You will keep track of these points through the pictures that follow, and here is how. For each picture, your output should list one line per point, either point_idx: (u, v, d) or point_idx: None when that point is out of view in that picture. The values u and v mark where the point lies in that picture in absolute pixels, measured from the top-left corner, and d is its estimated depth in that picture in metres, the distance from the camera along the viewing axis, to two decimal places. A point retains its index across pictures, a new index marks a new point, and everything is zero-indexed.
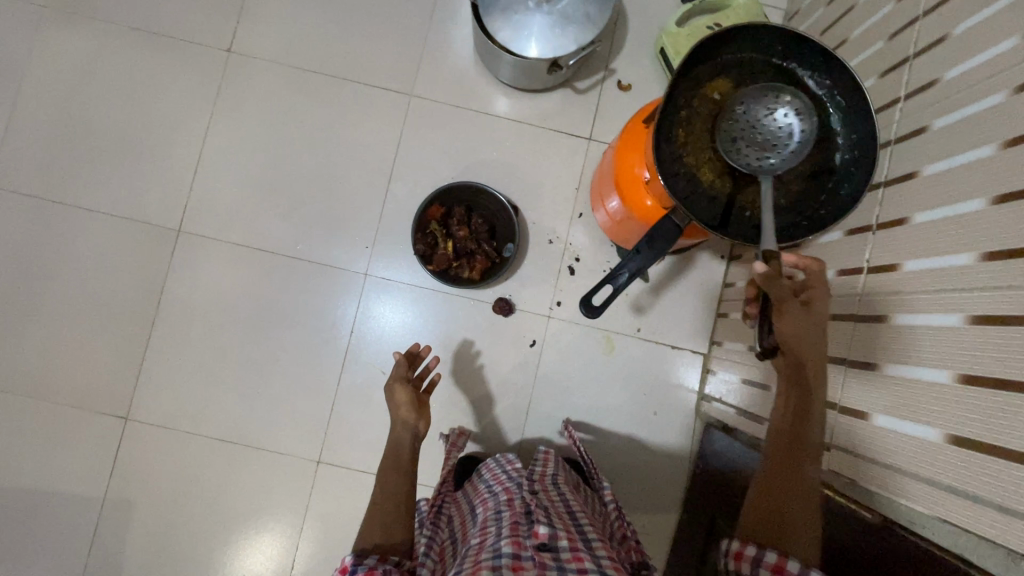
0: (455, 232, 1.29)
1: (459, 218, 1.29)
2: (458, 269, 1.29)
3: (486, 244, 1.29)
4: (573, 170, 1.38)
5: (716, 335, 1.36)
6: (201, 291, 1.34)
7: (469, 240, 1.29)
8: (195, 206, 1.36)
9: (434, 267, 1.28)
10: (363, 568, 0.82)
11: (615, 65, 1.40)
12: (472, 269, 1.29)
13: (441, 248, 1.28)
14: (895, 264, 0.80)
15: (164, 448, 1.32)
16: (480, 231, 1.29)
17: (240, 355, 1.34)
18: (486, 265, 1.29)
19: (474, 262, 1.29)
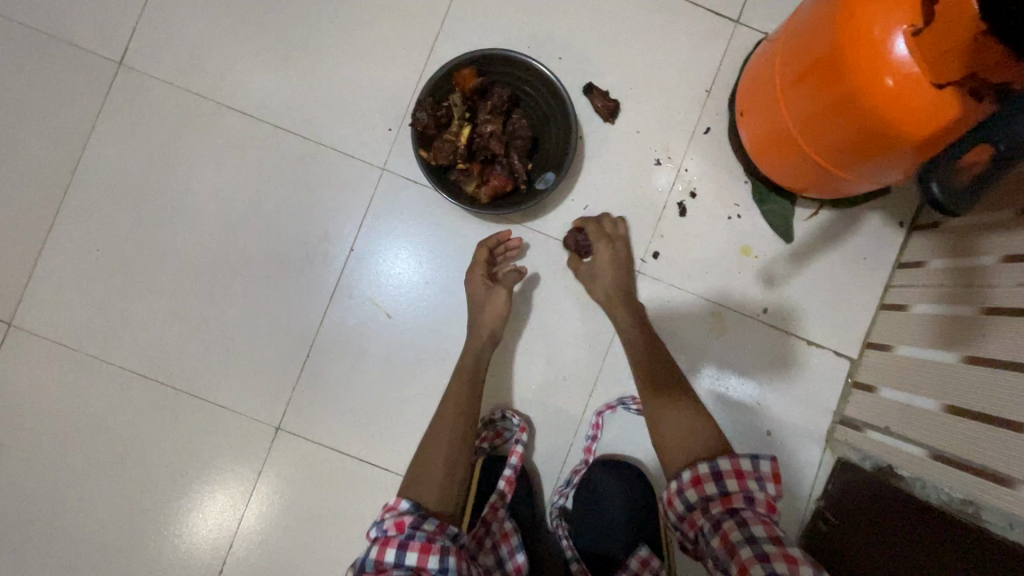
0: (481, 121, 0.82)
1: (495, 104, 0.82)
2: (462, 175, 0.82)
3: (514, 157, 0.82)
4: (706, 61, 0.93)
5: (877, 334, 0.93)
6: (141, 158, 0.92)
7: (495, 142, 0.81)
8: (145, 33, 0.93)
9: (429, 156, 0.81)
10: (420, 537, 0.66)
11: None
12: (482, 186, 0.82)
13: (449, 136, 0.81)
14: None
15: (61, 380, 0.91)
16: (518, 139, 0.82)
17: (185, 260, 0.92)
18: (502, 189, 0.81)
19: (490, 177, 0.82)
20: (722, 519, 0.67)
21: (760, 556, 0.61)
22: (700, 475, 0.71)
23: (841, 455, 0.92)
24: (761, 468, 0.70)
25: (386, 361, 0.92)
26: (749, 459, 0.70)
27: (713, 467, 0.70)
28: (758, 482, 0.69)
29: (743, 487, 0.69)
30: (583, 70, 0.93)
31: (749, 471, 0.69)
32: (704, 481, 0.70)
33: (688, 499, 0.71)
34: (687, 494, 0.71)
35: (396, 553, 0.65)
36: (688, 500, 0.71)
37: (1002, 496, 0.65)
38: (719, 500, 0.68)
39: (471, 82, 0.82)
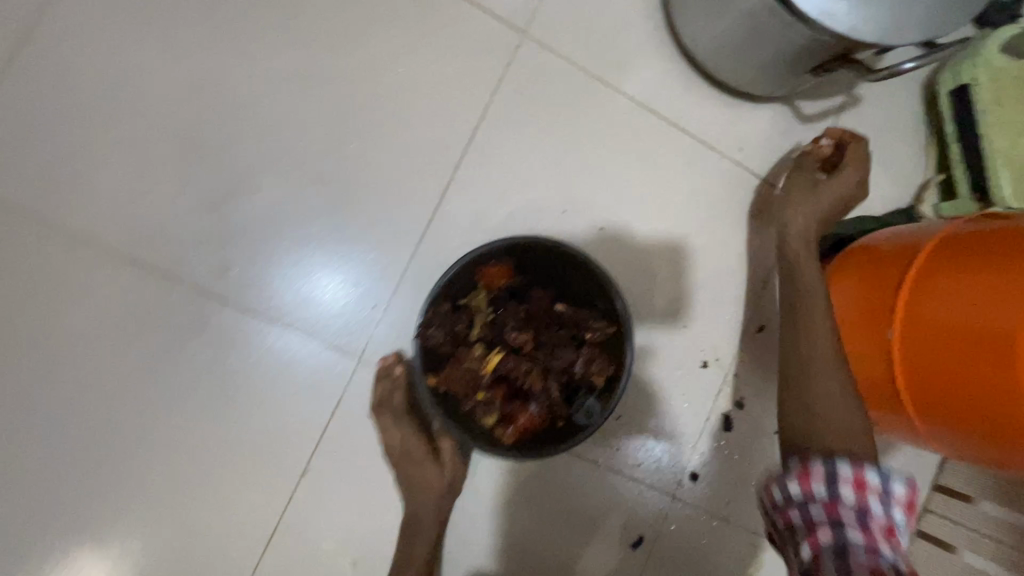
0: (509, 331, 0.61)
1: (530, 309, 0.62)
2: (479, 406, 0.60)
3: (553, 386, 0.61)
4: (764, 246, 0.79)
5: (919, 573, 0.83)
6: (15, 324, 0.64)
7: (528, 362, 0.61)
8: (39, 142, 0.65)
9: (436, 383, 0.59)
10: None
11: (861, 93, 0.83)
12: (505, 422, 0.61)
13: (468, 352, 0.60)
14: None
15: None
16: (557, 355, 0.61)
17: (64, 471, 0.64)
18: (531, 427, 0.61)
19: (517, 411, 0.61)
20: (816, 523, 0.46)
21: None
22: (809, 473, 0.49)
23: None
24: (895, 493, 0.47)
25: None
26: (879, 474, 0.48)
27: (831, 471, 0.49)
28: (887, 506, 0.46)
29: (859, 510, 0.46)
30: (624, 244, 0.75)
31: (875, 487, 0.47)
32: (811, 480, 0.48)
33: (785, 492, 0.49)
34: (785, 484, 0.49)
35: None
36: (786, 492, 0.49)
37: None
38: (823, 504, 0.47)
39: (500, 278, 0.61)
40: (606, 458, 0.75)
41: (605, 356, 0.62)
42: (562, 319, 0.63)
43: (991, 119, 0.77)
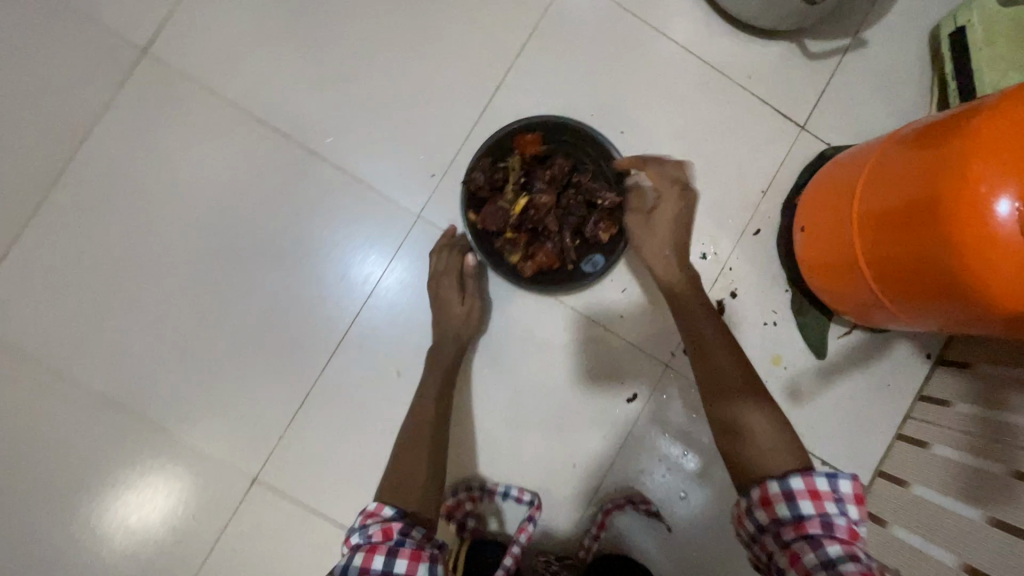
0: (537, 188, 0.76)
1: (555, 173, 0.76)
2: (506, 244, 0.77)
3: (566, 235, 0.77)
4: (764, 163, 0.92)
5: (894, 467, 0.91)
6: (163, 164, 0.85)
7: (550, 214, 0.76)
8: (190, 24, 0.84)
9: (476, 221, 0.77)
10: (409, 544, 0.60)
11: (868, 37, 0.94)
12: (526, 260, 0.77)
13: (502, 200, 0.76)
14: None
15: (30, 387, 0.83)
16: (573, 214, 0.77)
17: (189, 279, 0.85)
18: (546, 266, 0.77)
19: (536, 253, 0.77)
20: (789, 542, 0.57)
21: None
22: (768, 496, 0.59)
23: None
24: (842, 487, 0.58)
25: (389, 420, 0.85)
26: (827, 477, 0.58)
27: (784, 488, 0.59)
28: (840, 506, 0.57)
29: (819, 510, 0.57)
30: (640, 149, 0.90)
31: (827, 493, 0.57)
32: (773, 504, 0.59)
33: (758, 521, 0.60)
34: (756, 515, 0.60)
35: (383, 560, 0.58)
36: (758, 521, 0.60)
37: None
38: (791, 525, 0.57)
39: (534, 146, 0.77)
40: (612, 324, 0.89)
41: (611, 220, 0.78)
42: (579, 186, 0.78)
43: (991, 53, 0.84)
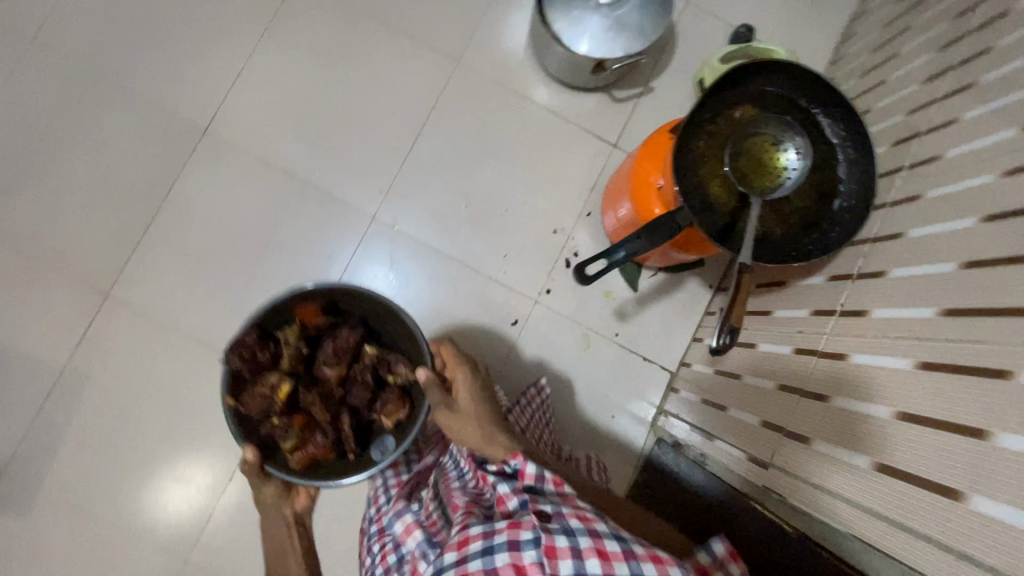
0: (319, 365, 0.95)
1: (337, 347, 0.94)
2: (278, 425, 0.91)
3: (345, 421, 0.93)
4: (591, 170, 1.45)
5: (688, 357, 1.41)
6: (213, 195, 1.36)
7: (325, 392, 0.95)
8: (227, 112, 1.38)
9: (239, 405, 0.89)
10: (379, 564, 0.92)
11: (654, 84, 1.46)
12: (296, 450, 0.90)
13: (279, 371, 0.94)
14: (844, 352, 0.86)
15: (137, 337, 1.32)
16: (355, 392, 0.95)
17: (232, 265, 1.36)
18: (320, 456, 0.90)
19: (308, 443, 0.90)
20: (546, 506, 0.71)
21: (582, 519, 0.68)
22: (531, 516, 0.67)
23: (655, 434, 1.39)
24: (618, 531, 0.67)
25: None
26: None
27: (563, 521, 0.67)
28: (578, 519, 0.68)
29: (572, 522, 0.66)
30: (511, 168, 1.44)
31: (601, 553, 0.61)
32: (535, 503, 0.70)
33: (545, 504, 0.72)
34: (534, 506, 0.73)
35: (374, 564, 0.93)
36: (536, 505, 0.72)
37: (713, 446, 1.13)
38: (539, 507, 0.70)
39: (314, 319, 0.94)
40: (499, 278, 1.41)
41: (397, 389, 0.94)
42: (363, 356, 0.96)
43: None
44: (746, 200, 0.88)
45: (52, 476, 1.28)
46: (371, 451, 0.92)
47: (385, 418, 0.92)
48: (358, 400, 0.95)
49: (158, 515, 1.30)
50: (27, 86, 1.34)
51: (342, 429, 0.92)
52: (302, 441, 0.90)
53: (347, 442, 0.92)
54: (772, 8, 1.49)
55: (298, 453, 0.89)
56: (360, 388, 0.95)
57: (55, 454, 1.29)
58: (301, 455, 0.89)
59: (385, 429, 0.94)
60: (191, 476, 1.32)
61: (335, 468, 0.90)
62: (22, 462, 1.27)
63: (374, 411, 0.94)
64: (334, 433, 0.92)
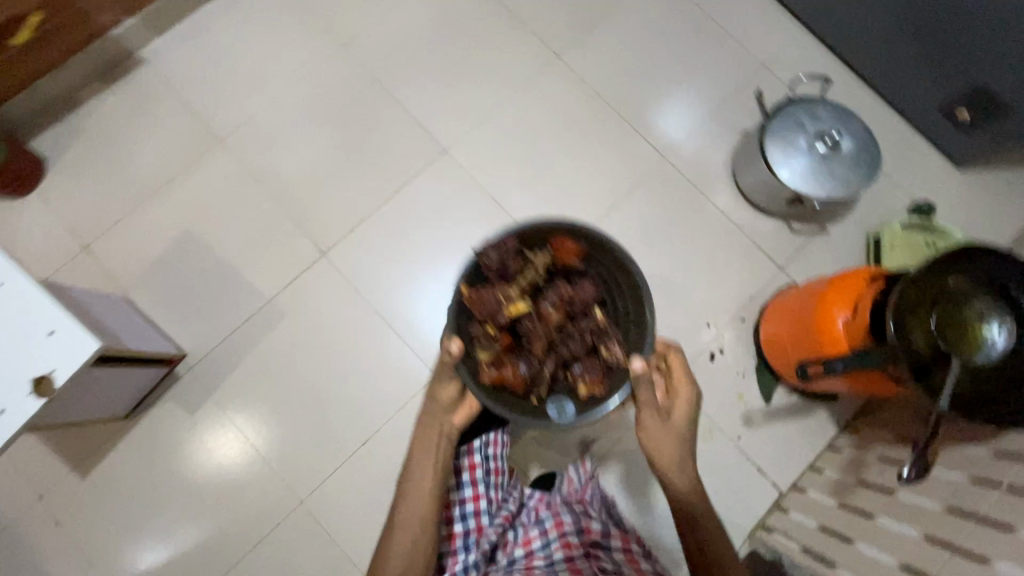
0: (546, 300, 0.99)
1: (571, 293, 0.98)
2: (488, 334, 0.98)
3: (547, 363, 0.98)
4: (754, 282, 1.58)
5: (801, 481, 1.45)
6: (433, 201, 1.59)
7: (539, 326, 0.98)
8: (468, 140, 1.63)
9: (470, 297, 0.97)
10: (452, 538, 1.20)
11: (830, 227, 1.61)
12: (491, 365, 0.97)
13: (513, 283, 0.99)
14: (1011, 524, 0.91)
15: (334, 295, 1.52)
16: (566, 342, 0.99)
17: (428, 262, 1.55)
18: (509, 383, 0.96)
19: (504, 366, 0.97)
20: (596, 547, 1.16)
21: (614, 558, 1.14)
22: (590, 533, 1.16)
23: (752, 544, 1.42)
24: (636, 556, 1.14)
25: None
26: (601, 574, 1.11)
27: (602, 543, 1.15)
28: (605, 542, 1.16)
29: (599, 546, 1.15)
30: (684, 258, 1.59)
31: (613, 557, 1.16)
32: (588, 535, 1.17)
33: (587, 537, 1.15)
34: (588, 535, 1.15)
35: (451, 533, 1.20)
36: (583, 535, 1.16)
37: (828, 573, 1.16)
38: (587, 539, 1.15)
39: (567, 256, 0.98)
40: None
41: (603, 362, 0.98)
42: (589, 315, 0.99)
43: (889, 253, 1.53)
44: (942, 357, 0.97)
45: (225, 386, 1.46)
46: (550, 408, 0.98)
47: (580, 384, 0.97)
48: (563, 354, 0.99)
49: (293, 452, 1.44)
50: (326, 74, 1.64)
51: (538, 372, 0.98)
52: (503, 365, 0.97)
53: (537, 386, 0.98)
54: (954, 194, 1.64)
55: (496, 370, 0.96)
56: (571, 343, 0.98)
57: (234, 368, 1.47)
58: (497, 374, 0.96)
59: (570, 393, 0.99)
60: (332, 428, 1.46)
61: (517, 406, 0.97)
62: (207, 365, 1.46)
63: (570, 371, 0.99)
64: (533, 371, 0.98)
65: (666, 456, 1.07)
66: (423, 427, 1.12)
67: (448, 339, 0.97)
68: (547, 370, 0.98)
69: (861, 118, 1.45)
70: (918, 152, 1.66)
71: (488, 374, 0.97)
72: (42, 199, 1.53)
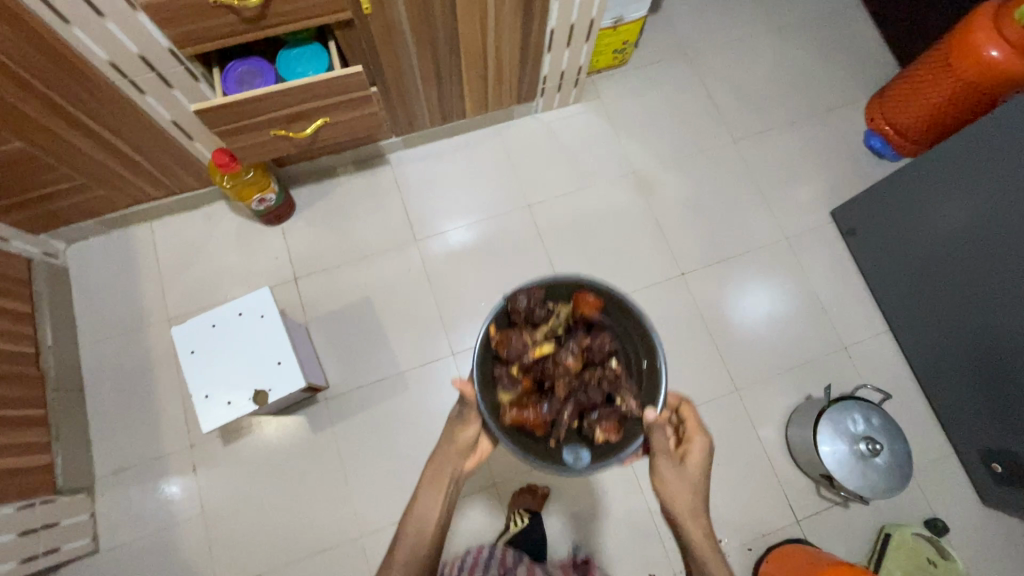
0: (567, 351, 1.23)
1: (586, 346, 1.23)
2: (512, 377, 1.21)
3: (562, 408, 1.20)
4: (770, 523, 1.86)
5: None
6: None
7: (560, 374, 1.21)
8: None
9: (499, 340, 1.23)
10: None
11: (850, 505, 1.87)
12: (513, 408, 1.19)
13: (537, 330, 1.25)
14: None
15: (447, 389, 1.94)
16: (583, 392, 1.21)
17: None
18: (529, 424, 1.18)
19: (525, 410, 1.18)
20: None
21: None
22: None
23: None
24: None
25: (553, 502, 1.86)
26: None
27: None
28: None
29: None
30: (721, 476, 1.90)
31: None
32: None
33: None
34: None
35: None
36: None
37: None
38: None
39: (588, 307, 1.23)
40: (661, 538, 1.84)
41: (616, 415, 1.19)
42: (603, 370, 1.23)
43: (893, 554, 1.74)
44: None
45: (345, 421, 1.90)
46: (566, 454, 1.18)
47: (596, 433, 1.17)
48: (580, 397, 1.21)
49: (369, 494, 1.84)
50: (507, 224, 2.14)
51: (555, 414, 1.19)
52: (528, 404, 1.19)
53: (553, 428, 1.19)
54: (968, 525, 1.86)
55: (518, 407, 1.18)
56: (584, 390, 1.21)
57: (356, 411, 1.91)
58: (521, 409, 1.18)
59: (584, 442, 1.20)
60: (404, 489, 1.84)
61: (534, 445, 1.19)
62: (339, 400, 1.91)
63: (584, 417, 1.21)
64: (552, 411, 1.19)
65: (678, 499, 1.28)
66: (440, 460, 1.31)
67: (476, 375, 1.22)
68: (564, 414, 1.20)
69: (905, 439, 1.74)
70: (950, 475, 1.91)
71: (514, 411, 1.18)
72: (281, 235, 2.08)
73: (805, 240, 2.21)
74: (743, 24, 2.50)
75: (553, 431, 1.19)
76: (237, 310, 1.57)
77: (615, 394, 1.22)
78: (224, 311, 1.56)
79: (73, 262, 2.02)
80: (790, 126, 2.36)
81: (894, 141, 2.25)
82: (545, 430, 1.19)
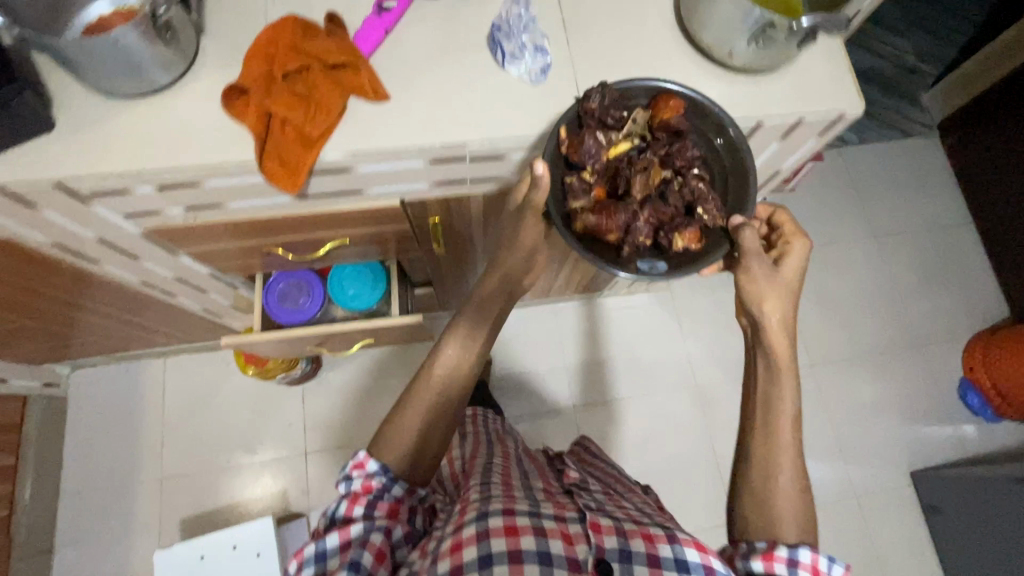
0: (644, 155, 0.87)
1: (667, 149, 0.87)
2: (582, 183, 0.85)
3: (644, 226, 0.86)
4: None
5: None
6: None
7: (639, 179, 0.86)
8: None
9: (565, 142, 0.84)
10: (377, 502, 0.82)
11: None
12: (584, 215, 0.85)
13: (611, 132, 0.87)
14: None
15: None
16: (665, 201, 0.88)
17: None
18: (605, 237, 0.85)
19: (602, 219, 0.84)
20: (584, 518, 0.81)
21: (612, 533, 0.76)
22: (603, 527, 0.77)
23: None
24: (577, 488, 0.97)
25: None
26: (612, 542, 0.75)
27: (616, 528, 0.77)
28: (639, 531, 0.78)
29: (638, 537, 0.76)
30: None
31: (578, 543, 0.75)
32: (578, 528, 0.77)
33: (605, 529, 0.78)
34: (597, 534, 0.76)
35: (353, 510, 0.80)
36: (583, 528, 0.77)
37: None
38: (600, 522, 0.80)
39: (669, 111, 0.86)
40: None
41: (703, 226, 0.87)
42: (693, 178, 0.88)
43: None
44: None
45: None
46: (626, 256, 0.88)
47: (679, 240, 0.86)
48: (633, 167, 0.87)
49: None
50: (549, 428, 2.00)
51: (624, 213, 0.85)
52: (603, 215, 0.84)
53: (615, 214, 0.86)
54: None
55: (589, 217, 0.84)
56: (674, 199, 0.88)
57: None
58: (592, 221, 0.84)
59: (663, 255, 0.89)
60: None
61: (611, 263, 0.87)
62: None
63: (643, 192, 0.87)
64: (624, 214, 0.85)
65: (768, 307, 0.92)
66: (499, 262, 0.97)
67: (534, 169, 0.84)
68: (627, 214, 0.86)
69: None
70: None
71: (587, 225, 0.84)
72: (299, 398, 1.89)
73: (875, 501, 2.00)
74: (840, 225, 2.28)
75: (633, 239, 0.86)
76: (233, 542, 1.41)
77: (685, 138, 0.88)
78: (219, 541, 1.40)
79: (71, 389, 1.85)
80: (873, 358, 2.15)
81: (994, 401, 2.01)
82: (624, 242, 0.86)
